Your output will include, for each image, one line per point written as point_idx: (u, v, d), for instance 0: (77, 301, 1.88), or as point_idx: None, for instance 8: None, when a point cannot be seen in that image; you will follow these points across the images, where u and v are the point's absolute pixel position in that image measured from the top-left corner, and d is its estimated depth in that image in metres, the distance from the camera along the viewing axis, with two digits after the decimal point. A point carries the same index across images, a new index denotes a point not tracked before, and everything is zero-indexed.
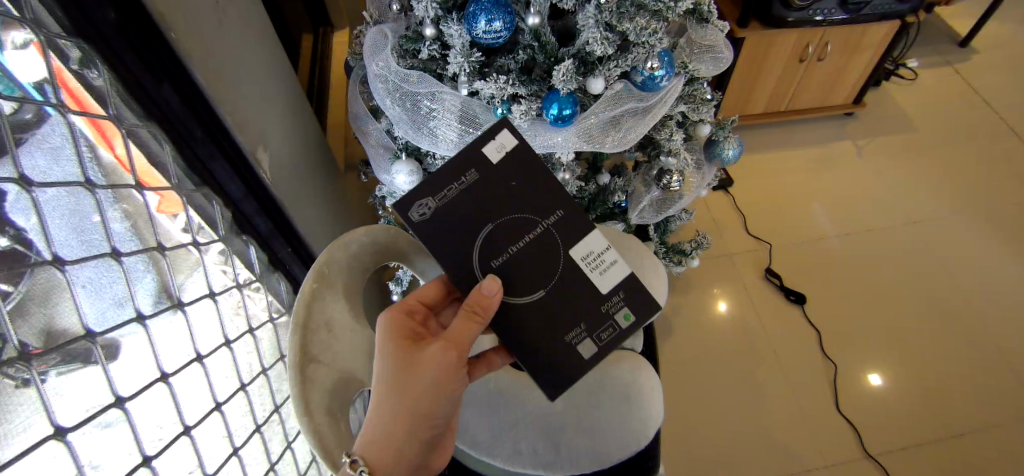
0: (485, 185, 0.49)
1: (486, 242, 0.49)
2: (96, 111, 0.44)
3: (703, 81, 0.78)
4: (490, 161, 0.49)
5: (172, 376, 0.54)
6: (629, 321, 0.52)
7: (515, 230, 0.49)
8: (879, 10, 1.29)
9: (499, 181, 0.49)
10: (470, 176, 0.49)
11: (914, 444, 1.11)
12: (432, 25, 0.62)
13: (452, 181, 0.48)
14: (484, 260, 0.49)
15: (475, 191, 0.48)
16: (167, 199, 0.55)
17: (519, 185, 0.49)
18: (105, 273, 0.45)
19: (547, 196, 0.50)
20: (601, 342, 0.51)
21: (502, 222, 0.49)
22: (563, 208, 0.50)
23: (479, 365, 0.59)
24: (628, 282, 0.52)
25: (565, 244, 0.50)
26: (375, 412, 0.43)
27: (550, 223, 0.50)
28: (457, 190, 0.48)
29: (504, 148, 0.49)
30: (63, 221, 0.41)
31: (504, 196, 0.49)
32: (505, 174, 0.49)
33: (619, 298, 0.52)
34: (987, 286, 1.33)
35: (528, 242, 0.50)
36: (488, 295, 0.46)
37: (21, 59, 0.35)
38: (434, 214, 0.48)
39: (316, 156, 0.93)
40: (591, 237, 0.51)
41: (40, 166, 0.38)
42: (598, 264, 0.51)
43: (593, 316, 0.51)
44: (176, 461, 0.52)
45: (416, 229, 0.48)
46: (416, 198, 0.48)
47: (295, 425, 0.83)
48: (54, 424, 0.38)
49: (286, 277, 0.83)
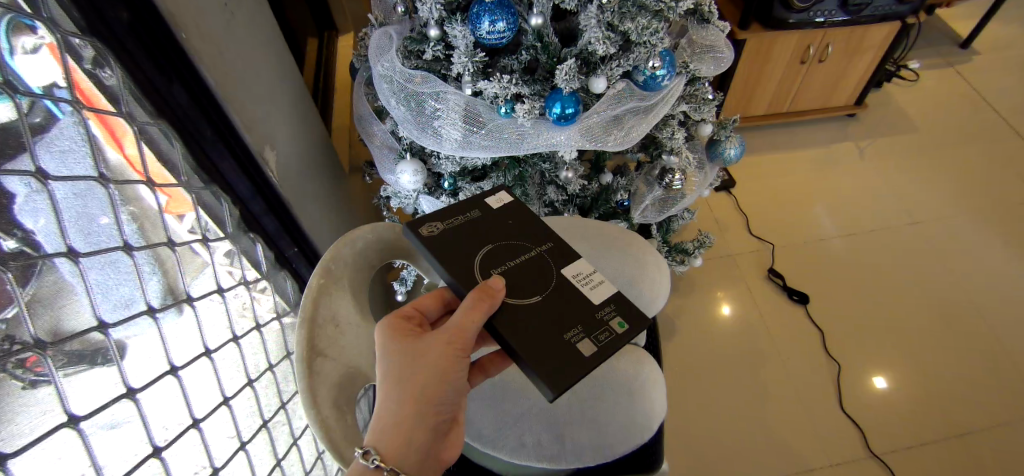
0: (486, 220, 0.57)
1: (485, 256, 0.53)
2: (106, 108, 0.45)
3: (704, 81, 0.78)
4: (490, 206, 0.59)
5: (180, 370, 0.55)
6: (623, 329, 0.50)
7: (511, 250, 0.55)
8: (879, 11, 1.30)
9: (497, 218, 0.58)
10: (474, 213, 0.58)
11: (918, 445, 1.09)
12: (437, 26, 0.63)
13: (459, 213, 0.57)
14: (483, 268, 0.52)
15: (477, 222, 0.57)
16: (175, 199, 0.55)
17: (513, 223, 0.58)
18: (118, 266, 0.47)
19: (536, 231, 0.58)
20: (599, 344, 0.48)
21: (500, 244, 0.55)
22: (553, 241, 0.57)
23: (475, 372, 0.60)
24: (617, 298, 0.53)
25: (556, 264, 0.54)
26: (383, 403, 0.44)
27: (544, 250, 0.56)
28: (461, 220, 0.57)
29: (502, 201, 0.60)
30: (75, 216, 0.42)
31: (501, 228, 0.57)
32: (501, 214, 0.58)
33: (611, 308, 0.51)
34: (990, 286, 1.33)
35: (521, 260, 0.54)
36: (492, 285, 0.48)
37: (32, 63, 0.36)
38: (440, 232, 0.55)
39: (321, 155, 0.94)
40: (577, 261, 0.55)
41: (51, 166, 0.39)
42: (587, 280, 0.53)
43: (587, 320, 0.50)
44: (184, 452, 0.53)
45: (422, 240, 0.53)
46: (426, 219, 0.56)
47: (301, 424, 0.83)
48: (67, 413, 0.40)
49: (292, 275, 0.84)
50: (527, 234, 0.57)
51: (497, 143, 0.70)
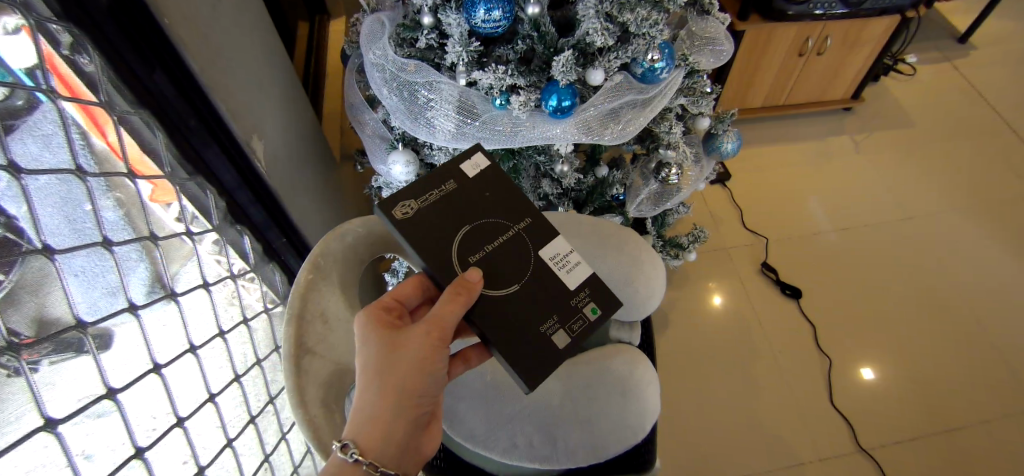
0: (462, 193, 0.52)
1: (463, 240, 0.50)
2: (88, 97, 0.43)
3: (703, 74, 0.77)
4: (466, 176, 0.53)
5: (165, 367, 0.53)
6: (596, 315, 0.52)
7: (489, 231, 0.51)
8: (879, 4, 1.29)
9: (474, 191, 0.53)
10: (448, 185, 0.52)
11: (904, 439, 1.11)
12: (431, 13, 0.61)
13: (433, 187, 0.52)
14: (462, 256, 0.49)
15: (452, 196, 0.52)
16: (160, 188, 0.54)
17: (491, 195, 0.53)
18: (98, 262, 0.45)
19: (515, 204, 0.54)
20: (574, 333, 0.50)
21: (477, 224, 0.51)
22: (531, 215, 0.53)
23: (456, 362, 0.59)
24: (592, 281, 0.53)
25: (535, 245, 0.52)
26: (360, 395, 0.42)
27: (521, 228, 0.53)
28: (436, 196, 0.51)
29: (478, 166, 0.54)
30: (54, 209, 0.40)
31: (479, 203, 0.52)
32: (478, 185, 0.53)
33: (585, 293, 0.52)
34: (979, 282, 1.34)
35: (499, 243, 0.51)
36: (469, 278, 0.46)
37: (12, 44, 0.34)
38: (416, 213, 0.50)
39: (310, 142, 0.92)
40: (555, 240, 0.53)
41: (32, 152, 0.37)
42: (564, 262, 0.52)
43: (562, 310, 0.51)
44: (167, 452, 0.52)
45: (398, 224, 0.49)
46: (398, 199, 0.50)
47: (290, 416, 0.83)
48: (43, 415, 0.38)
49: (280, 267, 0.83)
50: (507, 209, 0.53)
51: (490, 135, 0.69)
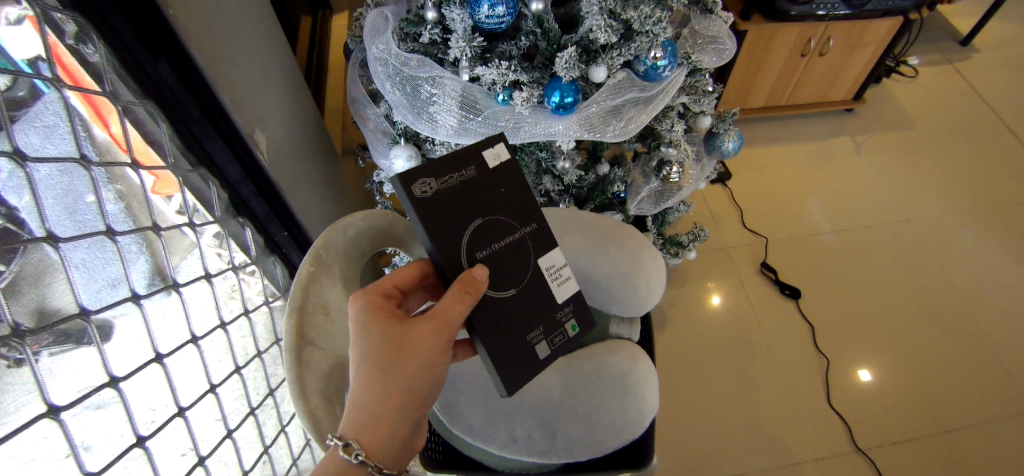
0: (480, 184, 0.50)
1: (475, 233, 0.48)
2: (91, 87, 0.43)
3: (706, 72, 0.77)
4: (487, 165, 0.50)
5: (166, 358, 0.54)
6: (575, 331, 0.56)
7: (497, 229, 0.50)
8: (881, 6, 1.29)
9: (491, 185, 0.50)
10: (468, 172, 0.49)
11: (900, 439, 1.12)
12: (434, 8, 0.61)
13: (454, 171, 0.48)
14: (471, 249, 0.48)
15: (471, 185, 0.49)
16: (162, 180, 0.54)
17: (505, 191, 0.51)
18: (98, 253, 0.45)
19: (523, 203, 0.53)
20: (554, 346, 0.54)
21: (489, 218, 0.50)
22: (535, 221, 0.53)
23: None
24: (575, 298, 0.57)
25: (535, 253, 0.53)
26: (364, 394, 0.42)
27: (525, 231, 0.52)
28: (457, 180, 0.48)
29: (500, 157, 0.51)
30: (56, 200, 0.40)
31: (493, 197, 0.50)
32: (495, 178, 0.51)
33: (569, 309, 0.56)
34: (977, 284, 1.35)
35: (506, 242, 0.51)
36: (475, 276, 0.46)
37: (15, 34, 0.34)
38: (434, 194, 0.46)
39: (312, 136, 0.92)
40: (553, 252, 0.54)
41: (35, 143, 0.37)
42: (556, 275, 0.55)
43: (548, 322, 0.54)
44: (167, 442, 0.53)
45: (415, 203, 0.45)
46: (420, 173, 0.46)
47: (289, 409, 0.83)
48: (46, 403, 0.38)
49: (282, 261, 0.83)
50: (517, 208, 0.52)
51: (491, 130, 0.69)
